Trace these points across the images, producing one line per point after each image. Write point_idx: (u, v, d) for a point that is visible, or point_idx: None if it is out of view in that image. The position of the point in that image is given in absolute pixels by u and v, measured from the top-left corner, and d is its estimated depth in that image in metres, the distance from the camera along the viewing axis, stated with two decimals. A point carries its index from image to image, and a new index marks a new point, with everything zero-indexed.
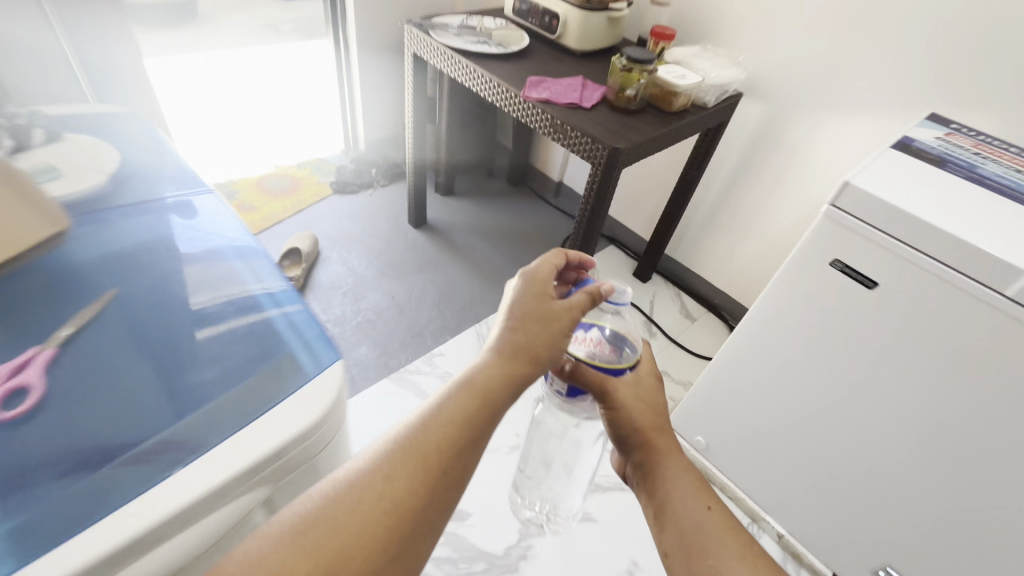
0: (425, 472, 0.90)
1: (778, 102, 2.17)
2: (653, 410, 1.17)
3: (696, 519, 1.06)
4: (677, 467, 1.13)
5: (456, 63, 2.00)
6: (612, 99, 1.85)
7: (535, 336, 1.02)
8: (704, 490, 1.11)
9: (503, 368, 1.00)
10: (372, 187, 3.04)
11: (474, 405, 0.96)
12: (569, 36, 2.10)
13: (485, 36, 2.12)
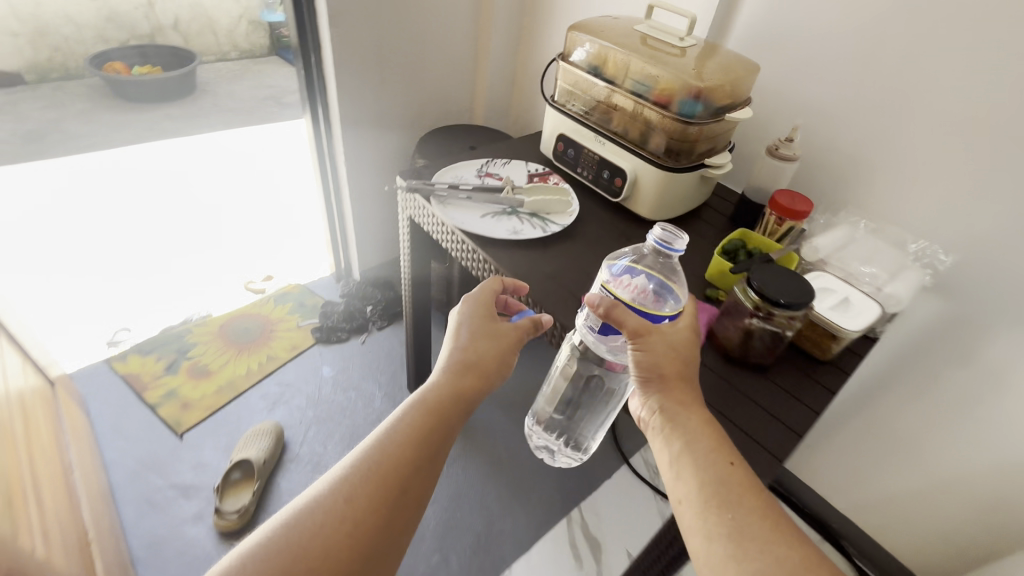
0: (370, 494, 0.59)
1: (979, 295, 0.85)
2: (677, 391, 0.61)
3: (710, 474, 0.56)
4: (686, 424, 0.59)
5: (448, 237, 0.88)
6: (723, 343, 0.71)
7: (477, 351, 0.71)
8: (685, 412, 0.60)
9: (444, 393, 0.67)
10: (365, 335, 1.62)
11: (412, 453, 0.62)
12: (639, 197, 0.89)
13: (514, 208, 0.91)
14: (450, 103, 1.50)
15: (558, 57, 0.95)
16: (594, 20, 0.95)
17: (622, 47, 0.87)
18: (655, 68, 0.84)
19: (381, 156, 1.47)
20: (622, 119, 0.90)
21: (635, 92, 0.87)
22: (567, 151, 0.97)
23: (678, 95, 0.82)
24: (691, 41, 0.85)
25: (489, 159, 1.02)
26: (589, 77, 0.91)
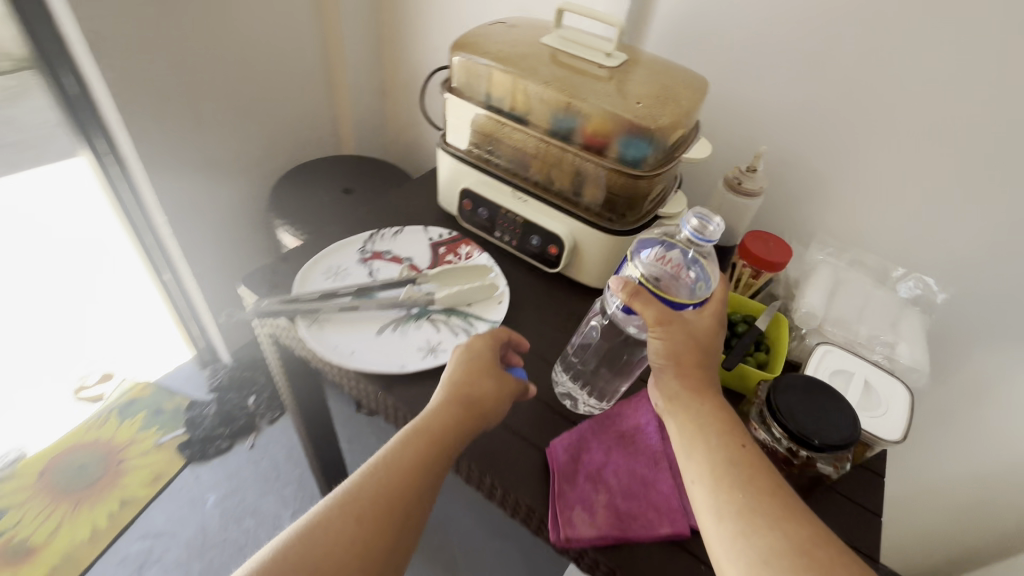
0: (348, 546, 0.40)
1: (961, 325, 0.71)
2: (695, 365, 0.49)
3: (720, 461, 0.44)
4: (699, 402, 0.48)
5: (340, 371, 0.59)
6: None
7: (479, 382, 0.52)
8: (699, 395, 0.48)
9: (442, 421, 0.48)
10: (254, 438, 1.28)
11: (407, 490, 0.44)
12: (586, 265, 0.68)
13: (426, 306, 0.65)
14: (308, 129, 1.16)
15: (442, 89, 0.68)
16: (482, 31, 0.69)
17: (530, 73, 0.63)
18: (581, 101, 0.61)
19: (228, 215, 1.10)
20: (546, 168, 0.67)
21: (560, 133, 0.64)
22: (478, 211, 0.73)
23: (620, 137, 0.60)
24: (619, 56, 0.63)
25: (373, 233, 0.75)
26: (492, 116, 0.66)
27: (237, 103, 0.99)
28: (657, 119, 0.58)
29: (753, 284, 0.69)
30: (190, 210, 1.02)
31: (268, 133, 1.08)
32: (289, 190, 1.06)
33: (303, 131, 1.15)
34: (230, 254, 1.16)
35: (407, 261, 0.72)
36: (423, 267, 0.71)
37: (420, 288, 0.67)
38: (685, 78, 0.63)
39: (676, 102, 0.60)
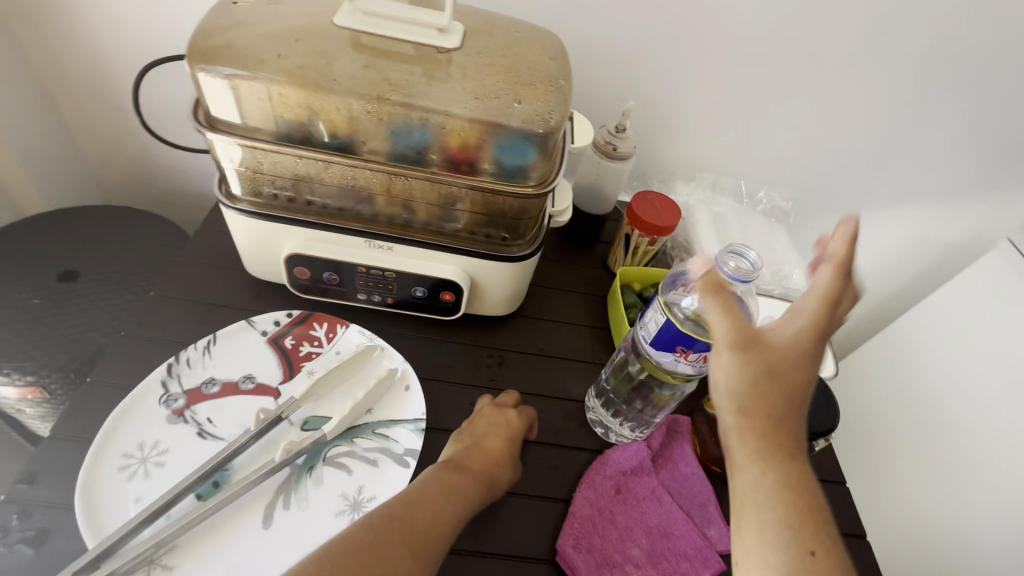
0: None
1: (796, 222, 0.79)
2: (769, 407, 0.33)
3: (779, 545, 0.30)
4: (765, 466, 0.32)
5: None
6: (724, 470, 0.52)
7: (501, 444, 0.47)
8: (768, 453, 0.32)
9: (466, 478, 0.43)
10: None
11: (412, 551, 0.37)
12: (486, 298, 0.55)
13: (317, 447, 0.46)
14: None
15: (195, 124, 0.43)
16: (223, 15, 0.43)
17: (338, 78, 0.42)
18: (430, 107, 0.43)
19: None
20: (402, 199, 0.49)
21: (411, 153, 0.45)
22: (323, 277, 0.52)
23: (497, 144, 0.44)
24: (455, 28, 0.45)
25: (172, 364, 0.48)
26: (298, 150, 0.44)
27: None
28: (539, 114, 0.44)
29: (651, 251, 0.64)
30: None
31: None
32: None
33: None
34: None
35: (248, 385, 0.49)
36: (277, 384, 0.50)
37: (295, 424, 0.47)
38: (539, 45, 0.47)
39: (552, 84, 0.45)
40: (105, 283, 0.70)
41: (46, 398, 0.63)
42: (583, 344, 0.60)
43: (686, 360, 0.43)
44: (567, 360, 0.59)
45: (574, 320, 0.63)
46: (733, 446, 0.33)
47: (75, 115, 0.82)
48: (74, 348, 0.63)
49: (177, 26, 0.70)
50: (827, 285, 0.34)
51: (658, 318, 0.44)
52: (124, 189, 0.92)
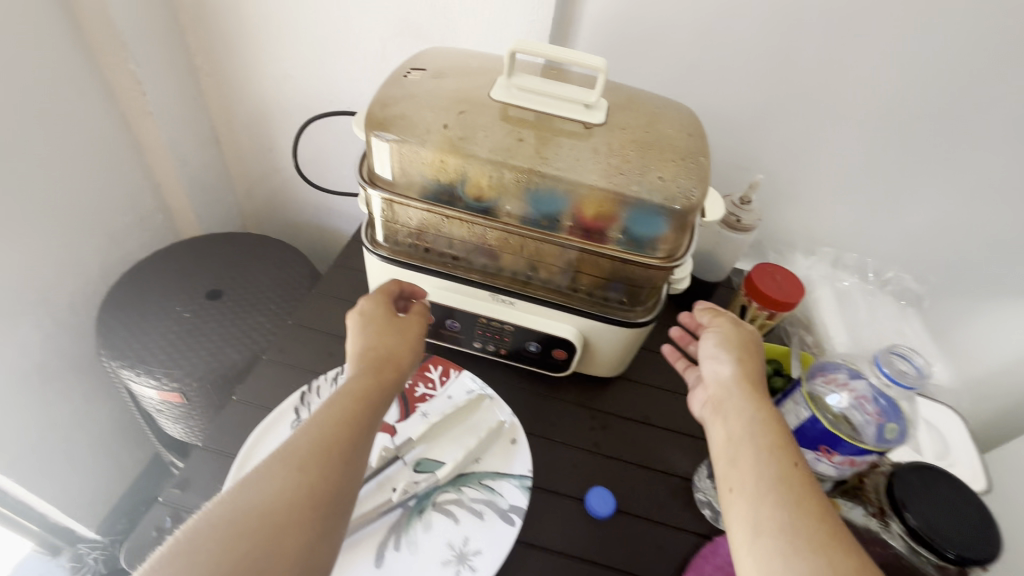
0: (293, 506, 0.36)
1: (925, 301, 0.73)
2: (750, 370, 0.47)
3: (762, 459, 0.40)
4: (742, 415, 0.43)
5: None
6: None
7: (390, 337, 0.48)
8: (752, 397, 0.45)
9: (369, 383, 0.44)
10: None
11: (338, 464, 0.39)
12: (598, 359, 0.55)
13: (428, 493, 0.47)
14: (117, 214, 0.82)
15: (360, 181, 0.48)
16: (396, 87, 0.48)
17: (491, 148, 0.45)
18: (571, 178, 0.45)
19: (32, 368, 0.76)
20: (527, 259, 0.51)
21: (546, 218, 0.47)
22: (445, 323, 0.54)
23: (631, 215, 0.46)
24: (600, 104, 0.48)
25: (305, 391, 0.52)
26: (444, 209, 0.48)
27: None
28: (678, 189, 0.45)
29: (768, 324, 0.62)
30: None
31: (57, 235, 0.74)
32: (125, 315, 0.74)
33: (111, 219, 0.82)
34: (53, 417, 0.81)
35: None
36: (394, 422, 0.52)
37: (408, 464, 0.49)
38: (679, 123, 0.49)
39: (691, 161, 0.46)
40: (242, 304, 0.78)
41: (183, 404, 0.71)
42: (688, 415, 0.58)
43: (829, 460, 0.45)
44: (672, 431, 0.57)
45: (681, 388, 0.61)
46: (722, 395, 0.46)
47: (234, 152, 0.94)
48: (213, 362, 0.71)
49: (325, 85, 0.79)
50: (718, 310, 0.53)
51: (802, 412, 0.46)
52: (262, 217, 1.04)
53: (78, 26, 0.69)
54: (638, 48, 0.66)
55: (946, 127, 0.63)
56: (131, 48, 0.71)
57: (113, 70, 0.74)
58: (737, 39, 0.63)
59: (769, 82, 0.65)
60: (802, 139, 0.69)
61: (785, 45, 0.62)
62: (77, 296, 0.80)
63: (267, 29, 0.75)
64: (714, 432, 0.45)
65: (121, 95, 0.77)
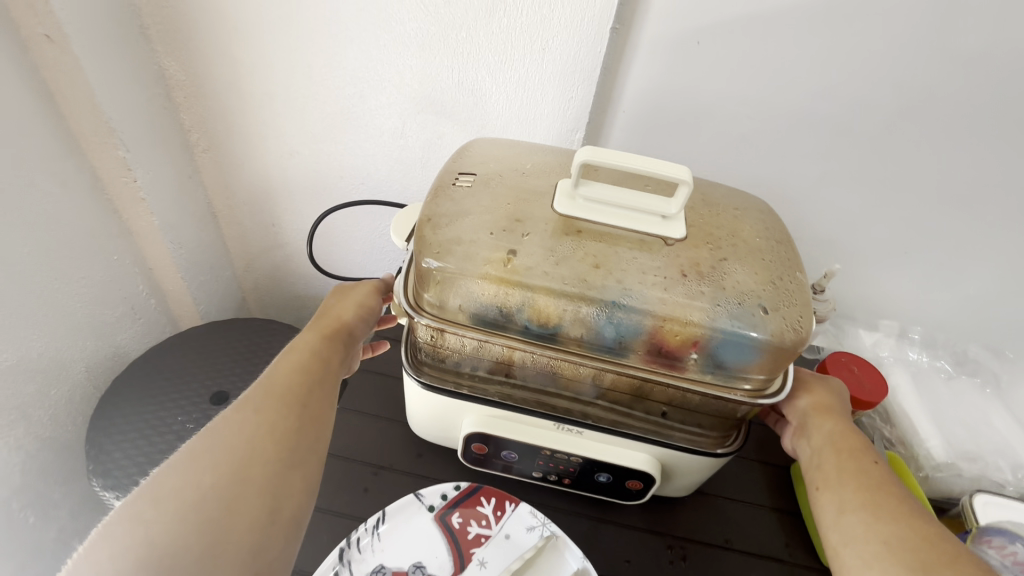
0: (250, 460, 0.39)
1: (997, 371, 0.68)
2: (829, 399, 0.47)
3: (849, 463, 0.41)
4: (824, 428, 0.44)
5: None
6: None
7: (332, 301, 0.54)
8: (832, 416, 0.46)
9: (308, 342, 0.49)
10: None
11: (291, 407, 0.44)
12: (670, 482, 0.49)
13: None
14: (108, 311, 0.74)
15: (405, 307, 0.42)
16: (445, 202, 0.43)
17: (560, 273, 0.39)
18: (656, 307, 0.39)
19: (14, 496, 0.67)
20: (593, 384, 0.45)
21: (620, 346, 0.41)
22: (500, 453, 0.48)
23: (720, 343, 0.39)
24: (678, 215, 0.43)
25: (343, 548, 0.45)
26: (499, 337, 0.41)
27: None
28: (783, 319, 0.39)
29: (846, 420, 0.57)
30: None
31: (42, 348, 0.66)
32: (119, 431, 0.66)
33: (102, 317, 0.74)
34: (37, 543, 0.72)
35: None
36: None
37: None
38: (762, 234, 0.44)
39: (789, 281, 0.41)
40: None
41: None
42: (770, 534, 0.52)
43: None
44: (758, 558, 0.51)
45: (756, 499, 0.55)
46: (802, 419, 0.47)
47: (233, 228, 0.87)
48: None
49: (336, 161, 0.73)
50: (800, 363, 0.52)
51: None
52: (264, 291, 0.96)
53: (63, 117, 0.62)
54: (684, 123, 0.60)
55: (1018, 198, 0.59)
56: (122, 137, 0.65)
57: (102, 160, 0.67)
58: (794, 112, 0.58)
59: (825, 155, 0.61)
60: (860, 211, 0.64)
61: (847, 118, 0.57)
62: (64, 406, 0.71)
63: (270, 107, 0.69)
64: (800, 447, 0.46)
65: (110, 184, 0.69)
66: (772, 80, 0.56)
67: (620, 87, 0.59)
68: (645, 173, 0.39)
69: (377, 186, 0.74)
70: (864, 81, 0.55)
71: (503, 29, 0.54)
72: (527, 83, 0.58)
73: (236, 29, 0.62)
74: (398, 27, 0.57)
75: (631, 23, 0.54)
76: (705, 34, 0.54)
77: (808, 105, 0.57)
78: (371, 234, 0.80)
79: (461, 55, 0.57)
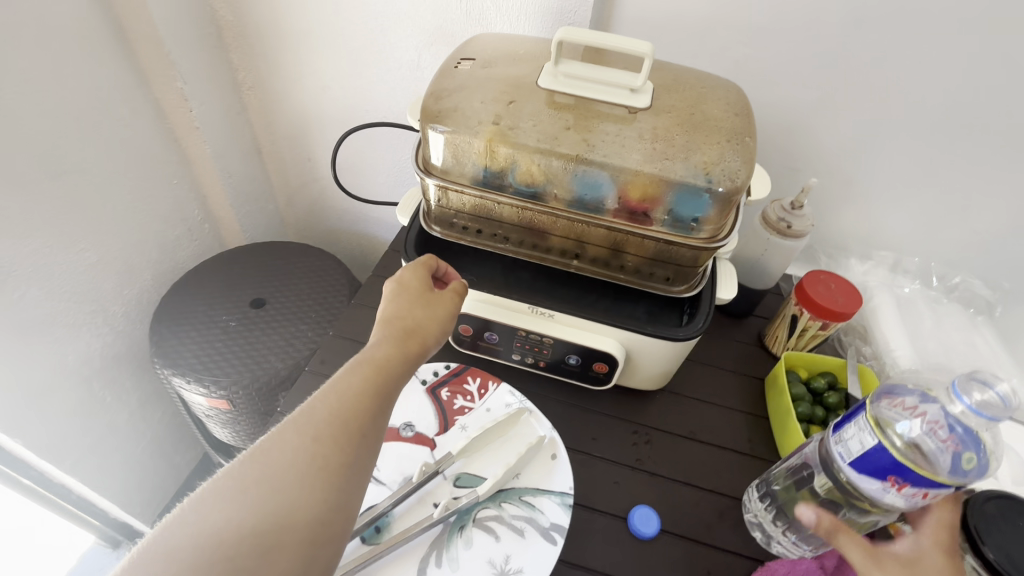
0: (297, 502, 0.36)
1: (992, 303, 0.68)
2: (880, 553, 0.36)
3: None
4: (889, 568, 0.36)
5: None
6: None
7: (421, 312, 0.46)
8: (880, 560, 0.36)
9: (386, 352, 0.43)
10: None
11: (345, 444, 0.38)
12: (641, 369, 0.54)
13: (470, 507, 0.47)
14: (169, 227, 0.86)
15: (417, 171, 0.50)
16: (448, 80, 0.49)
17: (539, 134, 0.46)
18: (620, 163, 0.45)
19: (93, 377, 0.80)
20: (575, 242, 0.52)
21: (592, 201, 0.48)
22: (484, 334, 0.55)
23: (673, 197, 0.46)
24: (645, 87, 0.47)
25: None
26: (493, 195, 0.49)
27: (50, 234, 0.68)
28: (726, 172, 0.44)
29: (820, 334, 0.60)
30: (25, 402, 0.70)
31: (115, 254, 0.77)
32: (176, 325, 0.77)
33: (164, 234, 0.85)
34: (112, 422, 0.85)
35: (408, 433, 0.52)
36: (433, 435, 0.52)
37: (448, 479, 0.49)
38: (723, 100, 0.49)
39: (738, 142, 0.46)
40: (285, 313, 0.80)
41: (229, 409, 0.75)
42: (735, 430, 0.56)
43: (898, 491, 0.38)
44: (719, 448, 0.55)
45: (725, 402, 0.59)
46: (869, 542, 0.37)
47: (275, 162, 0.96)
48: (260, 367, 0.74)
49: (361, 95, 0.80)
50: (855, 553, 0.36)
51: (867, 439, 0.39)
52: (303, 224, 1.07)
53: (131, 50, 0.72)
54: (679, 51, 0.63)
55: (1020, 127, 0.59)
56: (180, 68, 0.74)
57: (164, 92, 0.77)
58: (787, 35, 0.59)
59: (821, 82, 0.61)
60: (859, 139, 0.64)
61: (844, 40, 0.58)
62: (134, 307, 0.83)
63: (304, 45, 0.77)
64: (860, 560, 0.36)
65: (171, 114, 0.80)
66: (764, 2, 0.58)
67: (618, 14, 0.62)
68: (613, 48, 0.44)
69: (399, 117, 0.81)
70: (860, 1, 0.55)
71: None
72: (526, 7, 0.62)
73: None
74: None
75: None
76: None
77: (803, 26, 0.58)
78: (394, 167, 0.88)
79: None
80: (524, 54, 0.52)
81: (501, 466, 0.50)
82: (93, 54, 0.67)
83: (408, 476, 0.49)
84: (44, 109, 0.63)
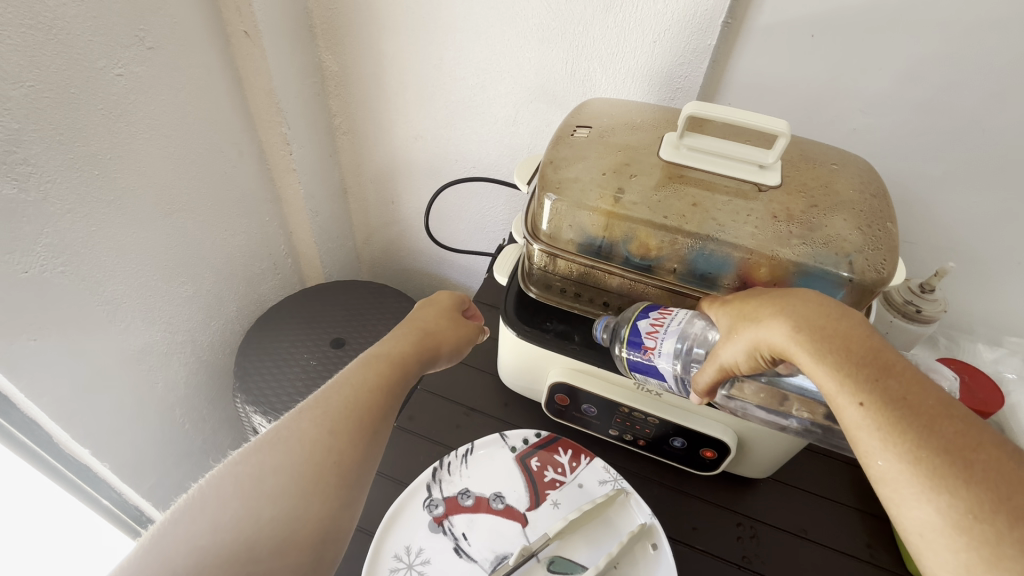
0: (310, 487, 0.38)
1: None
2: (870, 399, 0.31)
3: (822, 350, 0.33)
4: (813, 364, 0.33)
5: None
6: None
7: (443, 322, 0.53)
8: (844, 382, 0.32)
9: (402, 351, 0.48)
10: None
11: (356, 433, 0.41)
12: (746, 461, 0.52)
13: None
14: (256, 262, 0.88)
15: (525, 235, 0.49)
16: (565, 148, 0.49)
17: (661, 209, 0.44)
18: (747, 242, 0.43)
19: (176, 404, 0.82)
20: None
21: (709, 278, 0.46)
22: (581, 405, 0.53)
23: (801, 281, 0.43)
24: (774, 164, 0.45)
25: (436, 468, 0.51)
26: (602, 264, 0.47)
27: (157, 269, 0.70)
28: (867, 260, 0.41)
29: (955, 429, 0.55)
30: (115, 428, 0.72)
31: (209, 287, 0.80)
32: (259, 358, 0.79)
33: (252, 268, 0.88)
34: (187, 448, 0.87)
35: (497, 505, 0.50)
36: (523, 510, 0.50)
37: (542, 562, 0.46)
38: (856, 179, 0.46)
39: (879, 228, 0.43)
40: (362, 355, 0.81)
41: None
42: (846, 531, 0.52)
43: (652, 354, 0.43)
44: (835, 551, 0.50)
45: (834, 495, 0.55)
46: (854, 392, 0.31)
47: (357, 202, 0.99)
48: None
49: (452, 144, 0.81)
50: (851, 419, 0.32)
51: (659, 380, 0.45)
52: (378, 260, 1.09)
53: (244, 98, 0.76)
54: (792, 118, 0.61)
55: None
56: (286, 116, 0.77)
57: (268, 136, 0.81)
58: (915, 107, 0.55)
59: (950, 158, 0.57)
60: (987, 218, 0.60)
61: (980, 115, 0.54)
62: (219, 338, 0.86)
63: (402, 97, 0.79)
64: (847, 411, 0.32)
65: (272, 156, 0.83)
66: (892, 73, 0.54)
67: (728, 79, 0.60)
68: (747, 124, 0.43)
69: (487, 168, 0.82)
70: (1007, 76, 0.51)
71: (617, 23, 0.59)
72: (632, 73, 0.62)
73: (382, 26, 0.72)
74: (522, 22, 0.63)
75: (743, 19, 0.56)
76: (821, 27, 0.54)
77: (937, 99, 0.54)
78: (478, 214, 0.89)
79: (576, 48, 0.63)
80: (640, 123, 0.51)
81: (598, 553, 0.47)
82: (213, 101, 0.71)
83: (500, 555, 0.47)
84: (166, 152, 0.67)
